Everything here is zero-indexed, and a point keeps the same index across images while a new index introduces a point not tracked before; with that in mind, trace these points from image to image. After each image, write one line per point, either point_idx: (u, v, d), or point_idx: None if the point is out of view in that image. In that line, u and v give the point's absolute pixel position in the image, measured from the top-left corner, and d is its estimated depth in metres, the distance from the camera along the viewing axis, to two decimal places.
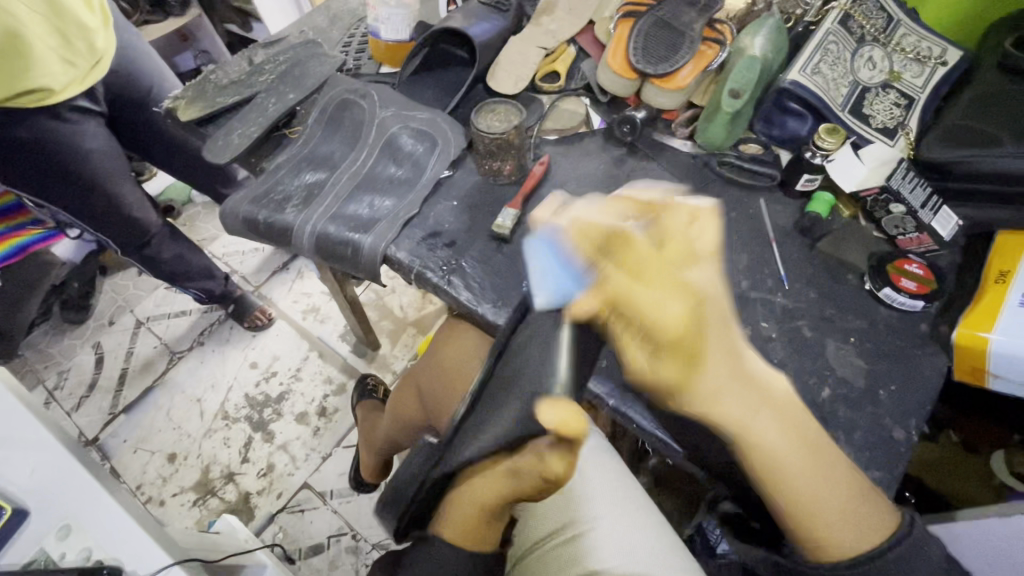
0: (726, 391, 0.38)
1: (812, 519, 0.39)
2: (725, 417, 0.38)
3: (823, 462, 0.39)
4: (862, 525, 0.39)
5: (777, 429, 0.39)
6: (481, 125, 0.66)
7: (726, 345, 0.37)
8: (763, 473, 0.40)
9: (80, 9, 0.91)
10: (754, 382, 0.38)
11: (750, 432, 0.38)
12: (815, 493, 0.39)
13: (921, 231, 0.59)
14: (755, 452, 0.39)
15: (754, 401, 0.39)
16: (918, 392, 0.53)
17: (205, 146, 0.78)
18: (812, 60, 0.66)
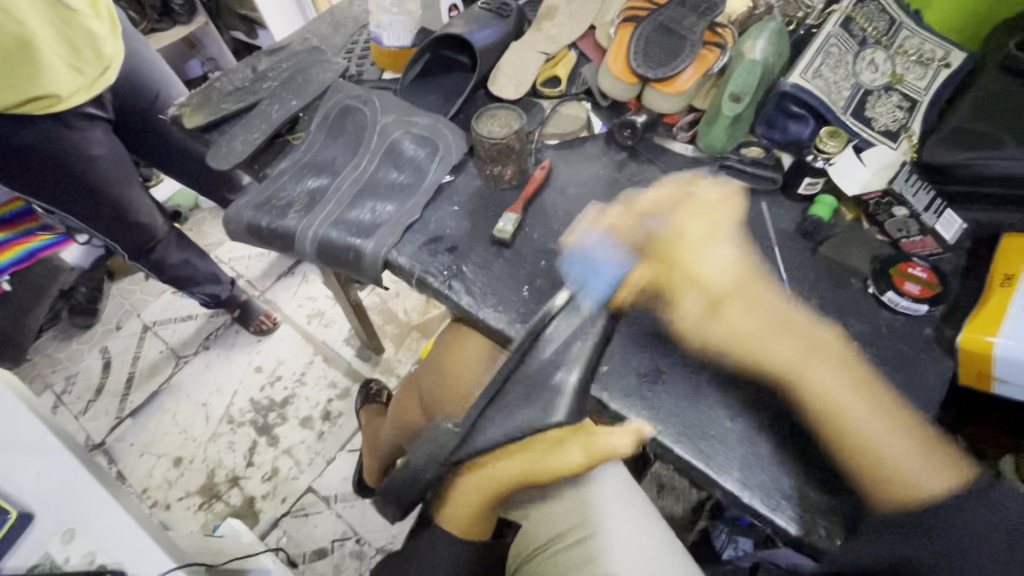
0: (751, 317, 0.50)
1: (873, 446, 0.44)
2: (780, 363, 0.49)
3: (879, 393, 0.47)
4: (931, 458, 0.43)
5: (829, 367, 0.48)
6: (482, 130, 0.67)
7: (771, 300, 0.52)
8: (828, 418, 0.46)
9: (88, 18, 0.92)
10: (792, 323, 0.50)
11: (808, 370, 0.48)
12: (876, 434, 0.44)
13: (925, 233, 0.59)
14: (813, 397, 0.47)
15: (781, 328, 0.50)
16: (922, 397, 0.53)
17: (210, 153, 0.78)
18: (814, 63, 0.66)
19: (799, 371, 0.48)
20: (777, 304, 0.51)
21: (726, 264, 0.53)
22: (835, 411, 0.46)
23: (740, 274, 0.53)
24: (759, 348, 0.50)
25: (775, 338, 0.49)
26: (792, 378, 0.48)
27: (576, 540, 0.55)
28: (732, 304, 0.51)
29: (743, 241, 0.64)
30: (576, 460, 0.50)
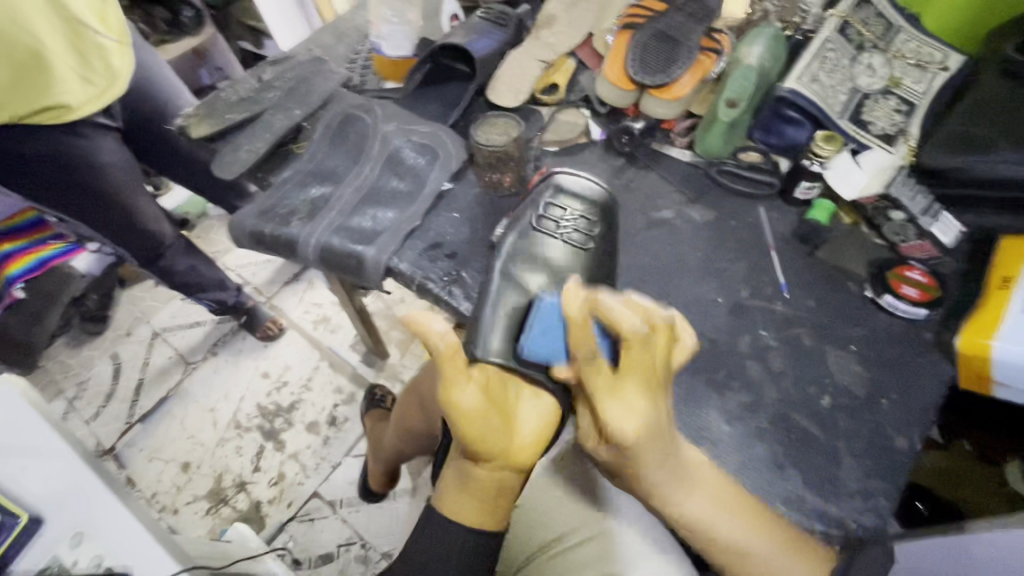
0: (659, 452, 0.43)
1: (724, 545, 0.45)
2: (682, 512, 0.45)
3: (772, 517, 0.46)
4: (802, 554, 0.45)
5: (702, 494, 0.45)
6: (481, 138, 0.68)
7: (670, 445, 0.45)
8: (724, 556, 0.46)
9: (98, 30, 0.94)
10: (692, 467, 0.46)
11: (673, 503, 0.45)
12: (741, 545, 0.45)
13: (922, 237, 0.60)
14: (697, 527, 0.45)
15: (680, 484, 0.45)
16: (920, 401, 0.53)
17: (215, 162, 0.80)
18: (810, 68, 0.67)
19: (670, 503, 0.45)
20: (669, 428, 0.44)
21: (632, 415, 0.41)
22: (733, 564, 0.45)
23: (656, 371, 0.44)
24: (641, 483, 0.45)
25: (657, 469, 0.44)
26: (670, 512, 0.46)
27: (584, 538, 0.55)
28: (651, 459, 0.43)
29: (740, 246, 0.64)
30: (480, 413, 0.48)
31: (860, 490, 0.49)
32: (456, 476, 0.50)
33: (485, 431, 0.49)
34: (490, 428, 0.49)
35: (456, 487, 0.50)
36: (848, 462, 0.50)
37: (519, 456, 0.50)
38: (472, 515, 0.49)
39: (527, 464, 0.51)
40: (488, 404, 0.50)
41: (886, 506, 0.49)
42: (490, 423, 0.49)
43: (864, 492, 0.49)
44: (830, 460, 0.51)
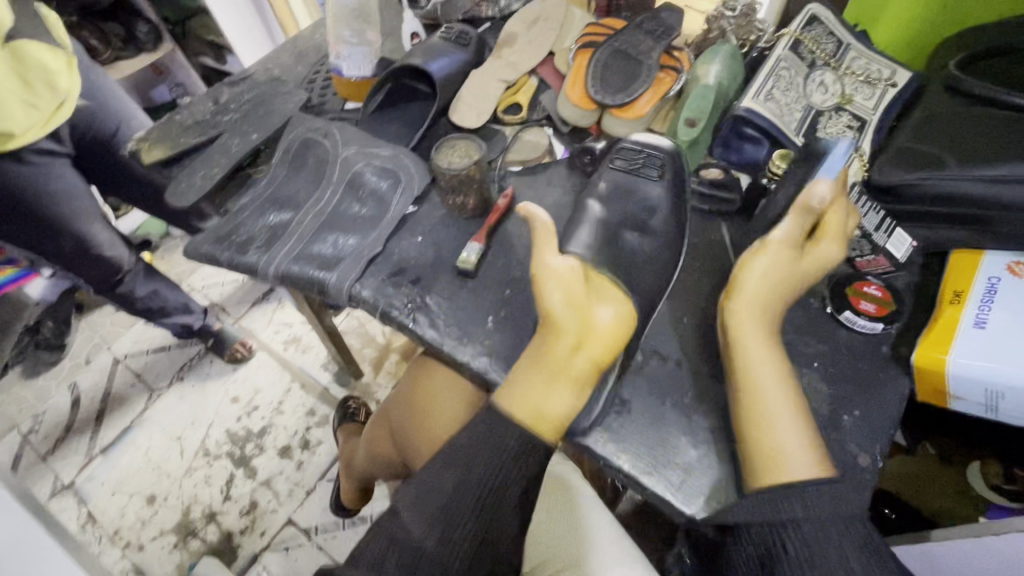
0: (776, 374, 0.48)
1: (773, 440, 0.46)
2: (750, 373, 0.49)
3: (811, 417, 0.48)
4: (814, 456, 0.46)
5: (769, 347, 0.50)
6: (442, 162, 0.67)
7: (778, 307, 0.52)
8: (743, 378, 0.49)
9: (42, 52, 0.90)
10: (745, 342, 0.50)
11: (752, 370, 0.49)
12: (777, 414, 0.47)
13: (877, 252, 0.60)
14: (746, 382, 0.49)
15: (766, 350, 0.50)
16: (881, 416, 0.53)
17: (168, 190, 0.77)
18: (764, 87, 0.67)
19: (743, 333, 0.50)
20: (798, 278, 0.53)
21: (766, 273, 0.52)
22: (753, 424, 0.47)
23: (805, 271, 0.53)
24: (745, 358, 0.50)
25: (763, 354, 0.49)
26: (739, 374, 0.49)
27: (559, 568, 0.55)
28: (743, 308, 0.51)
29: (703, 265, 0.64)
30: (553, 261, 0.52)
31: None
32: (528, 356, 0.50)
33: (568, 294, 0.51)
34: (566, 307, 0.50)
35: (525, 370, 0.50)
36: None
37: (591, 338, 0.50)
38: (532, 398, 0.48)
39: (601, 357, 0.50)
40: (574, 283, 0.52)
41: None
42: (568, 292, 0.51)
43: None
44: None
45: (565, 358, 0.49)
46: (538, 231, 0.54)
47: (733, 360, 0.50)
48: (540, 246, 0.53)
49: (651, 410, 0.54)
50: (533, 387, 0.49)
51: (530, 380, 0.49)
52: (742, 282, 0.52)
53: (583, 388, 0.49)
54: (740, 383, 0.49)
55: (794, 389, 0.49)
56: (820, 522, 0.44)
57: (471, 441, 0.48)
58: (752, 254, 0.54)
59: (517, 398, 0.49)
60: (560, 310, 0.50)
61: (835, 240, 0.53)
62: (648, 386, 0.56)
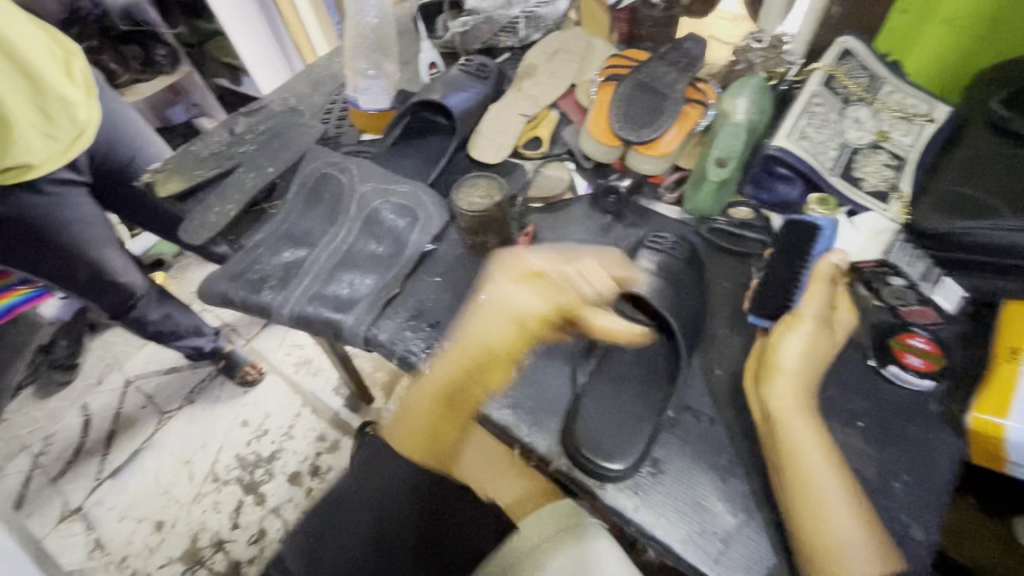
0: (824, 456, 0.45)
1: (827, 529, 0.42)
2: (796, 455, 0.46)
3: (866, 502, 0.45)
4: (877, 548, 0.42)
5: (813, 428, 0.47)
6: (462, 205, 0.64)
7: (811, 386, 0.49)
8: (794, 469, 0.45)
9: (63, 83, 0.92)
10: (794, 431, 0.46)
11: (800, 452, 0.45)
12: (829, 502, 0.43)
13: (924, 303, 0.56)
14: (792, 463, 0.45)
15: (812, 427, 0.47)
16: (935, 483, 0.49)
17: (182, 225, 0.76)
18: (798, 125, 0.64)
19: (788, 422, 0.47)
20: (830, 351, 0.51)
21: (806, 351, 0.49)
22: (808, 513, 0.43)
23: (825, 352, 0.51)
24: (787, 436, 0.47)
25: (806, 433, 0.46)
26: (782, 455, 0.46)
27: None
28: (785, 389, 0.48)
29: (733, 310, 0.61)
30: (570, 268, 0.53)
31: None
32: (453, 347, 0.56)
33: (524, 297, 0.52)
34: (523, 298, 0.52)
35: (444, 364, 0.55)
36: None
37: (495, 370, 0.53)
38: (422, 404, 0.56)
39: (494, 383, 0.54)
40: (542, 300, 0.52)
41: None
42: (531, 290, 0.52)
43: None
44: None
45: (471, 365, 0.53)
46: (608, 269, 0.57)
47: (774, 438, 0.47)
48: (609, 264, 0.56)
49: (684, 472, 0.51)
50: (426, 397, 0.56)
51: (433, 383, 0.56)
52: (782, 361, 0.49)
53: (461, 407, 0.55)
54: (784, 466, 0.46)
55: (845, 473, 0.45)
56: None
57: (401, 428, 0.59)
58: (784, 328, 0.51)
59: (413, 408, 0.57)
60: (503, 310, 0.52)
61: (848, 307, 0.54)
62: (680, 444, 0.53)
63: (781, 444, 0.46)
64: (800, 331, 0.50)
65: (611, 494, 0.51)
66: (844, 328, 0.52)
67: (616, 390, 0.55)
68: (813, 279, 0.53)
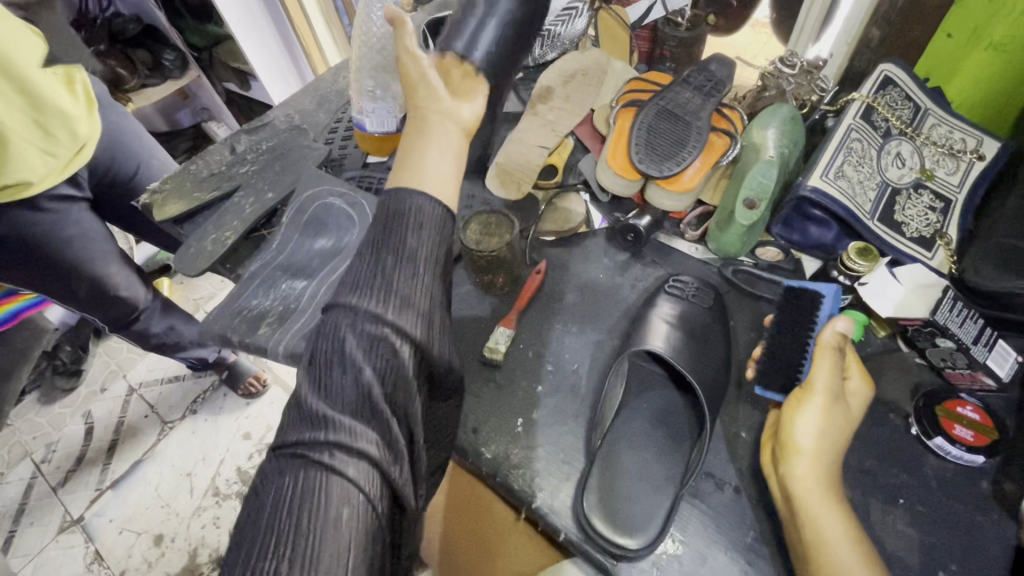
0: (857, 556, 0.39)
1: None
2: (823, 555, 0.40)
3: None
4: None
5: (841, 521, 0.41)
6: (469, 240, 0.60)
7: (835, 467, 0.43)
8: (823, 575, 0.39)
9: (58, 93, 0.88)
10: (817, 527, 0.41)
11: (829, 553, 0.40)
12: None
13: (974, 369, 0.50)
14: (820, 567, 0.40)
15: (841, 519, 0.41)
16: (985, 574, 0.44)
17: (179, 250, 0.73)
18: (835, 163, 0.59)
19: (813, 514, 0.41)
20: (849, 427, 0.45)
21: (823, 429, 0.44)
22: None
23: (845, 428, 0.45)
24: (810, 531, 0.41)
25: (834, 527, 0.40)
26: (807, 554, 0.41)
27: None
28: (805, 474, 0.42)
29: None
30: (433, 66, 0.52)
31: None
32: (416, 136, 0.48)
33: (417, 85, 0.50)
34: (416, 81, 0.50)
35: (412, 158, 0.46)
36: None
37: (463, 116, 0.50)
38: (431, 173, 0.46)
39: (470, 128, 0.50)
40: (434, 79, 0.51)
41: None
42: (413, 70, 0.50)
43: None
44: None
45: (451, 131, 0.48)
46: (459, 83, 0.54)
47: (796, 532, 0.42)
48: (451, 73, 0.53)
49: (704, 548, 0.47)
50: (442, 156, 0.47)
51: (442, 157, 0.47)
52: (797, 440, 0.44)
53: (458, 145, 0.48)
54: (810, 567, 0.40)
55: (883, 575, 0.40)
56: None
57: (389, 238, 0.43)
58: (795, 403, 0.46)
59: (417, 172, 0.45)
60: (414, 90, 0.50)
61: (860, 374, 0.48)
62: (701, 517, 0.49)
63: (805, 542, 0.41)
64: (815, 407, 0.44)
65: (625, 573, 0.46)
66: (857, 406, 0.47)
67: (633, 451, 0.52)
68: (817, 351, 0.47)
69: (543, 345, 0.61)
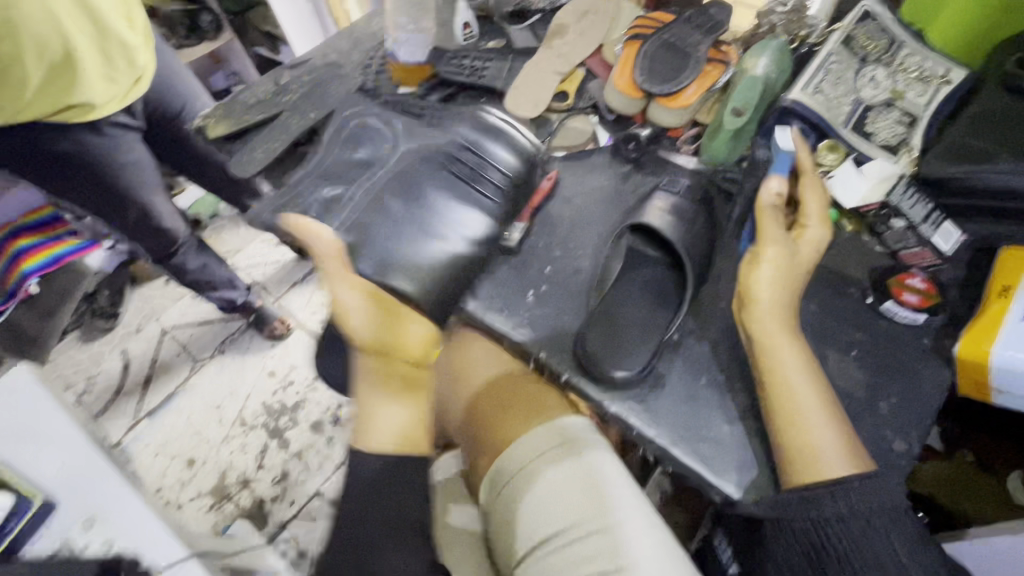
0: (802, 372, 0.50)
1: (810, 440, 0.48)
2: (775, 379, 0.51)
3: (841, 412, 0.50)
4: (850, 446, 0.48)
5: (793, 350, 0.51)
6: (496, 141, 0.73)
7: (791, 301, 0.54)
8: (774, 389, 0.50)
9: (122, 29, 0.98)
10: (782, 344, 0.51)
11: (778, 372, 0.51)
12: (806, 415, 0.49)
13: (923, 245, 0.59)
14: (773, 384, 0.50)
15: (791, 337, 0.52)
16: (920, 405, 0.53)
17: (233, 160, 0.83)
18: (814, 80, 0.68)
19: (774, 344, 0.51)
20: (800, 271, 0.55)
21: (773, 278, 0.53)
22: (788, 428, 0.49)
23: (793, 268, 0.54)
24: (765, 359, 0.51)
25: (786, 350, 0.51)
26: (764, 378, 0.51)
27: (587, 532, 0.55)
28: (763, 315, 0.53)
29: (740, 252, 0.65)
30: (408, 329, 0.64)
31: None
32: (364, 376, 0.66)
33: (368, 325, 0.64)
34: (365, 326, 0.64)
35: (369, 393, 0.65)
36: None
37: (406, 348, 0.64)
38: (395, 427, 0.64)
39: (411, 356, 0.65)
40: (367, 307, 0.64)
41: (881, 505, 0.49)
42: (362, 313, 0.64)
43: None
44: None
45: (393, 367, 0.64)
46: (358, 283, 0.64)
47: (755, 363, 0.52)
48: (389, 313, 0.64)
49: (683, 385, 0.56)
50: (391, 419, 0.64)
51: (384, 410, 0.64)
52: (758, 291, 0.53)
53: (400, 380, 0.65)
54: (765, 387, 0.51)
55: (821, 383, 0.51)
56: (863, 516, 0.45)
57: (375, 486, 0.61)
58: (752, 262, 0.55)
59: (375, 430, 0.64)
60: (362, 332, 0.64)
61: (814, 221, 0.57)
62: (682, 363, 0.58)
63: (762, 367, 0.51)
64: (769, 259, 0.54)
65: (618, 402, 0.56)
66: (819, 245, 0.56)
67: (617, 327, 0.59)
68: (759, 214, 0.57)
69: (554, 238, 0.70)
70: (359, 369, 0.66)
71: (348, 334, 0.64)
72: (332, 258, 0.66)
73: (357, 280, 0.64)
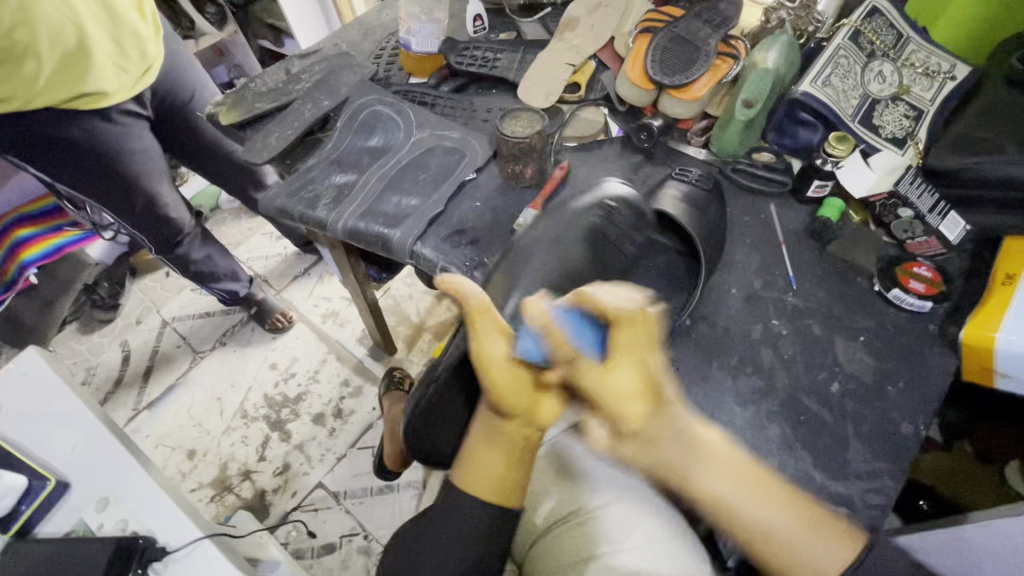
0: (755, 500, 0.42)
1: (780, 541, 0.41)
2: (713, 500, 0.42)
3: (804, 501, 0.43)
4: (829, 537, 0.41)
5: (712, 469, 0.42)
6: (506, 130, 0.71)
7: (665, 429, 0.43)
8: (725, 521, 0.42)
9: (135, 19, 1.00)
10: (706, 443, 0.43)
11: (716, 499, 0.42)
12: (783, 541, 0.41)
13: (930, 234, 0.61)
14: (710, 505, 0.43)
15: (700, 460, 0.42)
16: (927, 389, 0.54)
17: (246, 147, 0.83)
18: (823, 72, 0.69)
19: (689, 481, 0.42)
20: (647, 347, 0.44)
21: (633, 374, 0.44)
22: (779, 557, 0.41)
23: (634, 345, 0.45)
24: (688, 484, 0.43)
25: (702, 471, 0.42)
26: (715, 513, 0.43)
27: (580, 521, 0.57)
28: (660, 437, 0.43)
29: (750, 240, 0.66)
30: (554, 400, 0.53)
31: (867, 471, 0.51)
32: (483, 433, 0.53)
33: (514, 389, 0.51)
34: (507, 368, 0.50)
35: (481, 446, 0.53)
36: (855, 444, 0.52)
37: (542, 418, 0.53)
38: (489, 478, 0.52)
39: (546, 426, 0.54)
40: (519, 366, 0.51)
41: (892, 487, 0.50)
42: (513, 376, 0.50)
43: (871, 472, 0.51)
44: (839, 442, 0.52)
45: (523, 433, 0.52)
46: (474, 314, 0.50)
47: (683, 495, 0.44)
48: (479, 332, 0.50)
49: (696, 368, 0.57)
50: (493, 463, 0.52)
51: (492, 457, 0.52)
52: (625, 407, 0.43)
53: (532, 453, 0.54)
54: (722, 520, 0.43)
55: (765, 483, 0.43)
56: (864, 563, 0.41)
57: (447, 520, 0.51)
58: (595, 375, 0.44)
59: (476, 482, 0.52)
60: (509, 395, 0.50)
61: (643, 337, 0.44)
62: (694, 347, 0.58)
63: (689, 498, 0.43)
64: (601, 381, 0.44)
65: None
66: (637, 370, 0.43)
67: None
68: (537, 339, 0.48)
69: None
70: (484, 430, 0.53)
71: (492, 387, 0.50)
72: (484, 310, 0.50)
73: (500, 329, 0.51)
